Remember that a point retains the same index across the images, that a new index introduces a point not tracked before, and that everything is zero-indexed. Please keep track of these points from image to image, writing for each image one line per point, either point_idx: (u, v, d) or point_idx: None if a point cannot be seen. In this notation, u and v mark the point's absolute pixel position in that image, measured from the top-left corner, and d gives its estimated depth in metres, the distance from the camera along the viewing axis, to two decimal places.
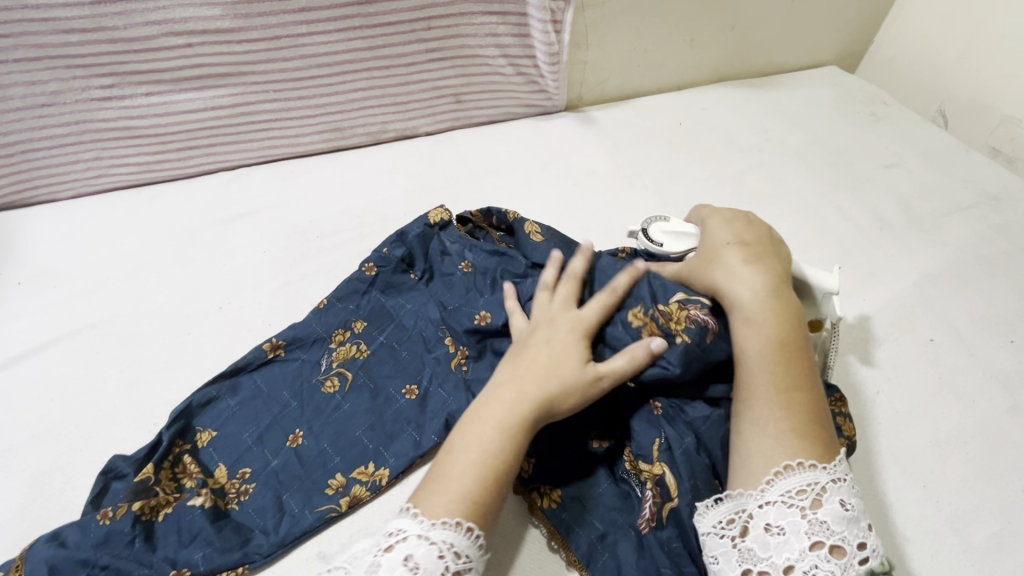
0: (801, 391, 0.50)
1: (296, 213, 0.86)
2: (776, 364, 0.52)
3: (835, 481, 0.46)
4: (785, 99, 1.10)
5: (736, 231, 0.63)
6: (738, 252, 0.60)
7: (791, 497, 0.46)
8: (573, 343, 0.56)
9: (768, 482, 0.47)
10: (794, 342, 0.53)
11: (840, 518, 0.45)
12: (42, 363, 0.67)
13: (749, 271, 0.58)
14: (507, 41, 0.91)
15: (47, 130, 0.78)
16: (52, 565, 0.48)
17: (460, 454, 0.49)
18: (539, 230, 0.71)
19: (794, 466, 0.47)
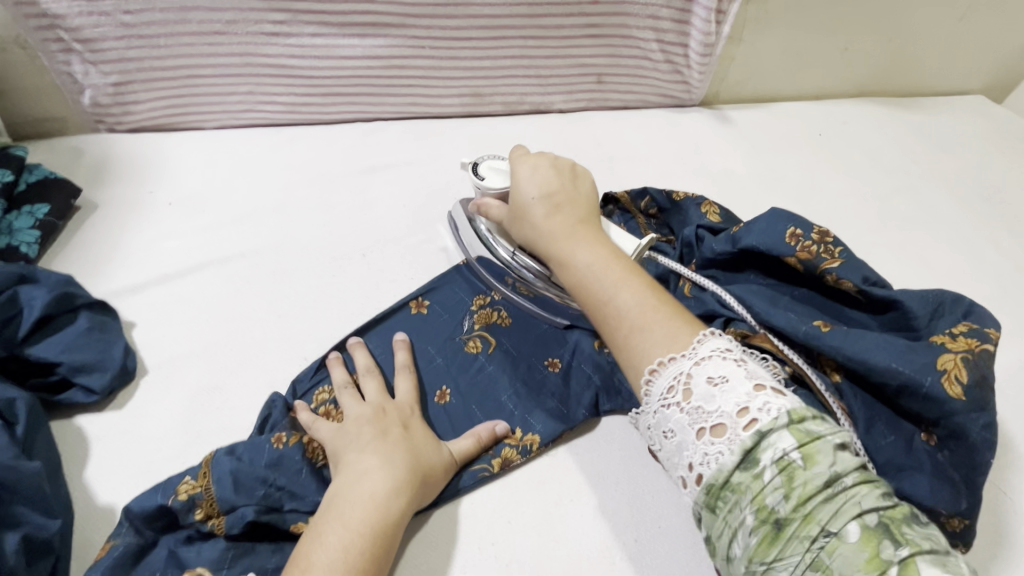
0: (621, 299, 0.50)
1: (432, 172, 0.85)
2: (591, 286, 0.52)
3: (698, 363, 0.45)
4: (931, 124, 1.04)
5: (539, 175, 0.60)
6: (542, 202, 0.58)
7: (664, 397, 0.45)
8: (374, 439, 0.52)
9: (647, 391, 0.46)
10: (603, 262, 0.53)
11: (707, 397, 0.43)
12: (194, 284, 0.68)
13: (552, 222, 0.57)
14: (665, 26, 0.88)
15: (214, 58, 0.80)
16: (234, 477, 0.49)
17: (324, 543, 0.45)
18: (715, 208, 0.69)
19: (659, 366, 0.46)
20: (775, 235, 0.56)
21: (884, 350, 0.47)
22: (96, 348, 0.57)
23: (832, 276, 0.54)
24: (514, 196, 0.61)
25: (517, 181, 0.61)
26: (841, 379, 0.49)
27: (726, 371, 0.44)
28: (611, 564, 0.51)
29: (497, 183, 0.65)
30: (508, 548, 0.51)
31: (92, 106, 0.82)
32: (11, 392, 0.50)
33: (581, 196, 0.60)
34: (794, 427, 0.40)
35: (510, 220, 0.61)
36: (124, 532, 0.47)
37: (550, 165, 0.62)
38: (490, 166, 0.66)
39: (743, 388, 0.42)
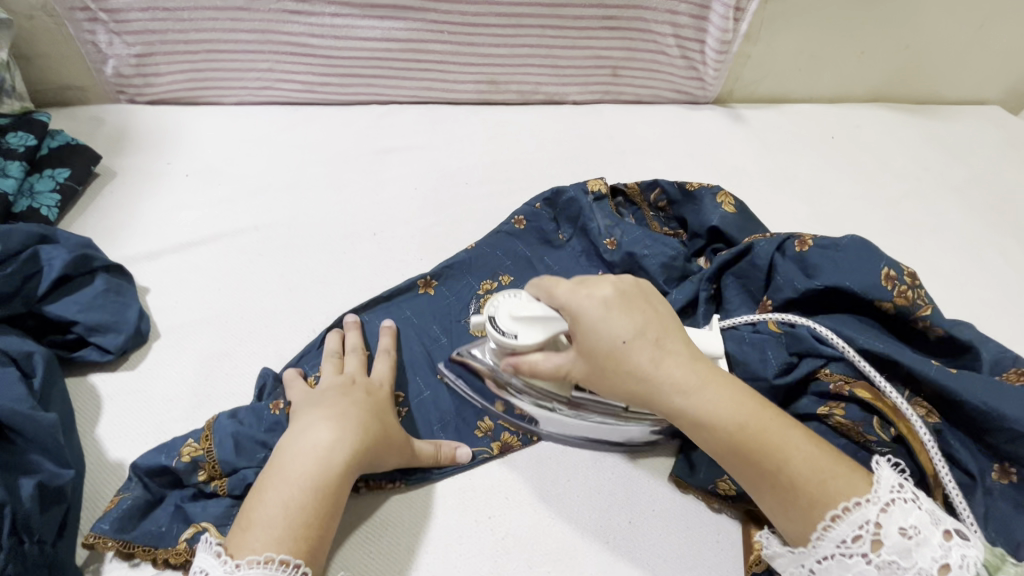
0: (794, 460, 0.44)
1: (445, 156, 0.86)
2: (747, 448, 0.45)
3: (884, 510, 0.41)
4: (946, 132, 1.04)
5: (617, 313, 0.48)
6: (638, 343, 0.47)
7: (846, 546, 0.41)
8: (334, 400, 0.52)
9: (819, 535, 0.42)
10: (748, 414, 0.45)
11: (902, 552, 0.40)
12: (208, 254, 0.70)
13: (662, 367, 0.47)
14: (683, 21, 0.88)
15: (234, 34, 0.81)
16: (235, 441, 0.51)
17: (265, 501, 0.45)
18: (728, 199, 0.70)
19: (842, 513, 0.42)
20: (870, 274, 0.54)
21: (992, 390, 0.48)
22: (112, 310, 0.58)
23: (925, 323, 0.53)
24: (592, 342, 0.48)
25: (591, 314, 0.48)
26: (939, 419, 0.50)
27: (916, 519, 0.40)
28: (604, 543, 0.52)
29: (533, 336, 0.50)
30: (506, 522, 0.53)
31: (115, 76, 0.84)
32: (29, 345, 0.51)
33: (661, 316, 0.50)
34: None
35: (591, 369, 0.49)
36: (133, 487, 0.49)
37: (617, 293, 0.49)
38: (512, 313, 0.51)
39: (937, 540, 0.40)
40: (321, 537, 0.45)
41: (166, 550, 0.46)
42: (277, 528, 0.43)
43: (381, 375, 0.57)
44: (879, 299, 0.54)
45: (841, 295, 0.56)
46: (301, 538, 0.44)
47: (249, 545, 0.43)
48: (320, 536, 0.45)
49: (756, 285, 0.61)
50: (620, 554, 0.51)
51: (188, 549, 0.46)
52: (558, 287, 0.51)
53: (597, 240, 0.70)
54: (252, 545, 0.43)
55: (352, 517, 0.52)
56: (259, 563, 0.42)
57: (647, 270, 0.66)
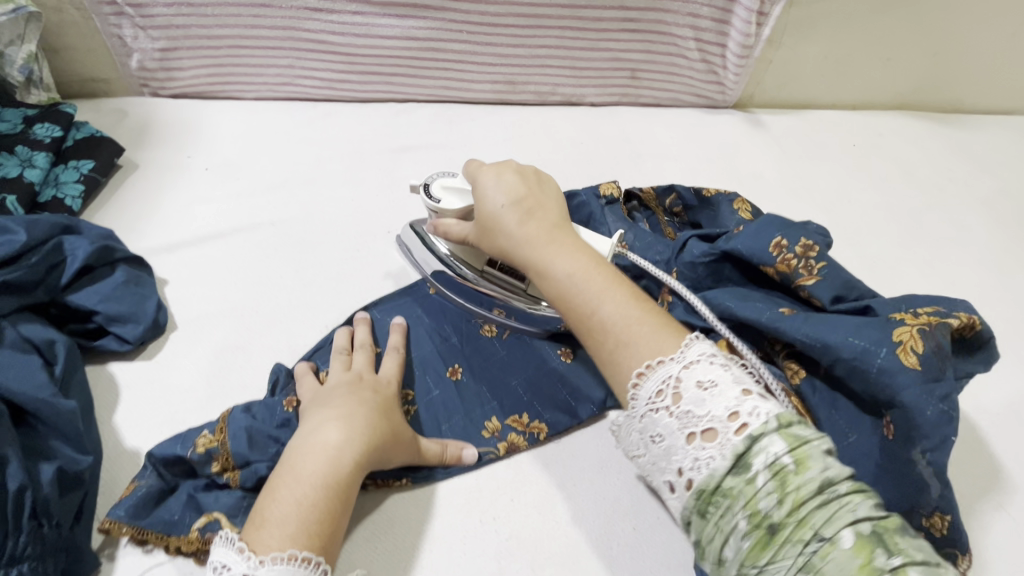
0: (606, 309, 0.46)
1: (460, 155, 0.86)
2: (572, 297, 0.48)
3: (687, 367, 0.42)
4: (972, 142, 1.02)
5: (504, 181, 0.54)
6: (515, 210, 0.52)
7: (652, 401, 0.42)
8: (342, 396, 0.53)
9: (634, 395, 0.43)
10: (585, 270, 0.48)
11: (697, 402, 0.40)
12: (225, 247, 0.71)
13: (528, 226, 0.51)
14: (705, 24, 0.88)
15: (257, 30, 0.82)
16: (248, 434, 0.52)
17: (276, 499, 0.45)
18: (746, 206, 0.68)
19: (648, 369, 0.43)
20: (762, 241, 0.55)
21: (840, 327, 0.46)
22: (131, 300, 0.60)
23: (806, 293, 0.53)
24: (477, 206, 0.54)
25: (482, 186, 0.55)
26: (802, 377, 0.50)
27: (715, 375, 0.41)
28: (609, 548, 0.52)
29: (453, 202, 0.58)
30: (511, 523, 0.53)
31: (139, 70, 0.85)
32: (51, 333, 0.53)
33: (548, 196, 0.55)
34: (782, 432, 0.38)
35: (476, 233, 0.55)
36: (148, 475, 0.50)
37: (513, 169, 0.56)
38: (444, 184, 0.60)
39: (733, 393, 0.40)
40: (334, 534, 0.46)
41: (178, 538, 0.47)
42: (293, 525, 0.43)
43: (386, 374, 0.58)
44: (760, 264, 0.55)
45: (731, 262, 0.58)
46: (317, 535, 0.44)
47: (267, 543, 0.43)
48: (334, 533, 0.45)
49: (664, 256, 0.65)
50: (625, 560, 0.51)
51: (200, 538, 0.47)
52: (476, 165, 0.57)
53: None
54: (269, 542, 0.43)
55: (363, 514, 0.52)
56: (283, 560, 0.42)
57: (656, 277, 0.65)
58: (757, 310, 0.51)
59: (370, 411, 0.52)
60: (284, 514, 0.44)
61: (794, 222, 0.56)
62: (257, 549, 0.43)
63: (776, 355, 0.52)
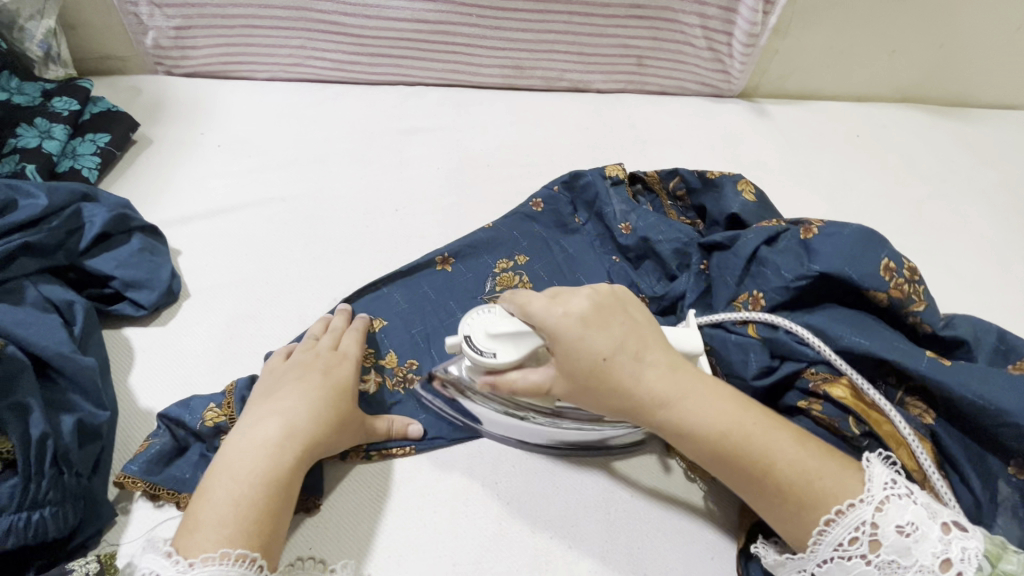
0: (779, 461, 0.44)
1: (468, 138, 0.88)
2: (725, 452, 0.44)
3: (879, 510, 0.41)
4: (975, 135, 1.02)
5: (592, 322, 0.46)
6: (622, 357, 0.46)
7: (844, 547, 0.41)
8: (292, 382, 0.52)
9: (817, 538, 0.42)
10: (735, 420, 0.45)
11: (902, 550, 0.40)
12: (237, 221, 0.72)
13: (645, 374, 0.46)
14: (712, 12, 0.88)
15: (270, 10, 0.83)
16: None
17: (208, 500, 0.43)
18: (750, 187, 0.70)
19: (837, 516, 0.42)
20: (871, 265, 0.53)
21: (990, 382, 0.48)
22: (147, 268, 0.61)
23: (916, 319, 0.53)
24: (569, 357, 0.46)
25: (563, 328, 0.46)
26: (934, 420, 0.50)
27: (912, 516, 0.41)
28: (606, 514, 0.53)
29: (511, 354, 0.49)
30: (511, 488, 0.54)
31: (154, 48, 0.87)
32: (71, 295, 0.55)
33: (637, 323, 0.48)
34: (995, 572, 0.39)
35: (572, 385, 0.47)
36: (161, 434, 0.51)
37: (589, 303, 0.48)
38: (489, 331, 0.50)
39: (938, 535, 0.40)
40: (276, 530, 0.44)
41: (191, 494, 0.48)
42: (228, 526, 0.42)
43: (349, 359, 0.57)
44: (869, 290, 0.53)
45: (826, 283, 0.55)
46: (255, 533, 0.43)
47: (200, 544, 0.41)
48: (275, 531, 0.44)
49: (734, 273, 0.60)
50: (622, 525, 0.53)
51: None
52: (532, 301, 0.48)
53: (612, 224, 0.71)
54: (202, 544, 0.41)
55: (369, 479, 0.54)
56: (217, 560, 0.40)
57: (660, 253, 0.67)
58: (898, 352, 0.50)
59: (314, 399, 0.51)
60: (211, 518, 0.43)
61: (883, 239, 0.56)
62: (189, 555, 0.41)
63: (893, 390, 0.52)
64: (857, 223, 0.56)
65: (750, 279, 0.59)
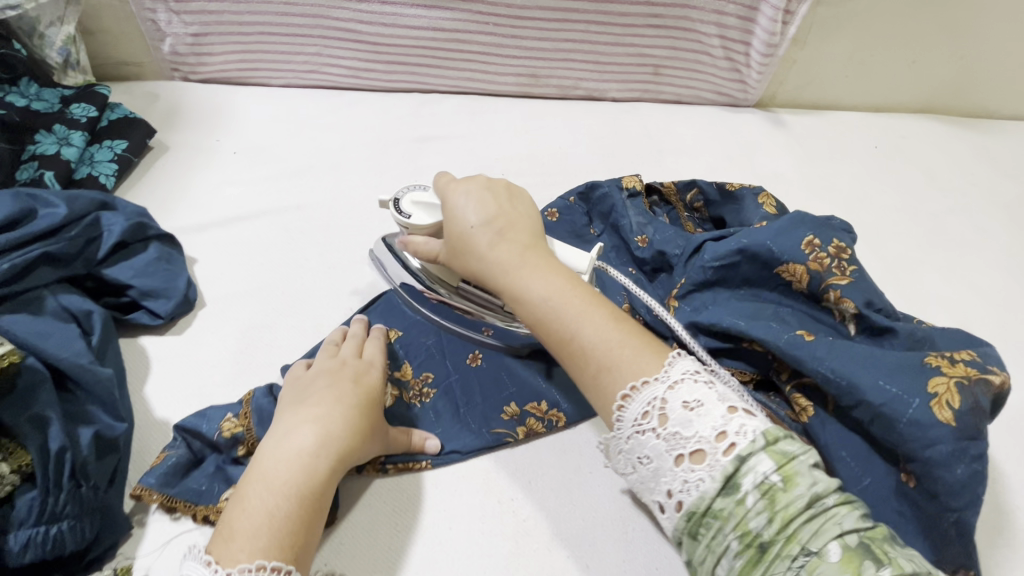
0: (584, 333, 0.47)
1: (482, 146, 0.87)
2: (550, 322, 0.48)
3: (672, 387, 0.43)
4: (996, 147, 1.01)
5: (475, 199, 0.53)
6: (487, 230, 0.52)
7: (638, 423, 0.42)
8: (325, 388, 0.52)
9: (619, 418, 0.44)
10: (561, 293, 0.48)
11: (684, 422, 0.41)
12: (253, 229, 0.72)
13: (501, 244, 0.51)
14: (730, 21, 0.87)
15: (287, 18, 0.84)
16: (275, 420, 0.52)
17: (245, 510, 0.44)
18: (771, 200, 0.69)
19: (632, 392, 0.43)
20: (787, 239, 0.54)
21: (856, 368, 0.45)
22: (163, 277, 0.61)
23: (834, 293, 0.52)
24: (451, 226, 0.54)
25: (448, 206, 0.54)
26: (810, 417, 0.49)
27: (701, 394, 0.42)
28: (624, 533, 0.52)
29: (425, 219, 0.57)
30: (528, 505, 0.54)
31: (171, 54, 0.87)
32: (88, 305, 0.55)
33: (519, 214, 0.54)
34: (770, 449, 0.39)
35: (448, 251, 0.55)
36: (177, 446, 0.51)
37: (482, 185, 0.55)
38: (414, 200, 0.58)
39: (719, 411, 0.41)
40: (308, 541, 0.45)
41: (207, 506, 0.48)
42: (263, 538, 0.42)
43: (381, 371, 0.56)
44: (779, 268, 0.54)
45: (744, 263, 0.55)
46: (288, 544, 0.43)
47: (235, 556, 0.41)
48: (307, 544, 0.44)
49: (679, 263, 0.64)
50: (640, 546, 0.52)
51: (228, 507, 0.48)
52: (445, 184, 0.56)
53: (628, 237, 0.70)
54: (237, 555, 0.41)
55: (385, 494, 0.53)
56: (252, 571, 0.40)
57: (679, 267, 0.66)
58: (766, 330, 0.50)
59: (344, 409, 0.51)
60: (244, 529, 0.43)
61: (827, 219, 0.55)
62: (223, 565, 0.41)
63: (783, 384, 0.52)
64: (796, 209, 0.56)
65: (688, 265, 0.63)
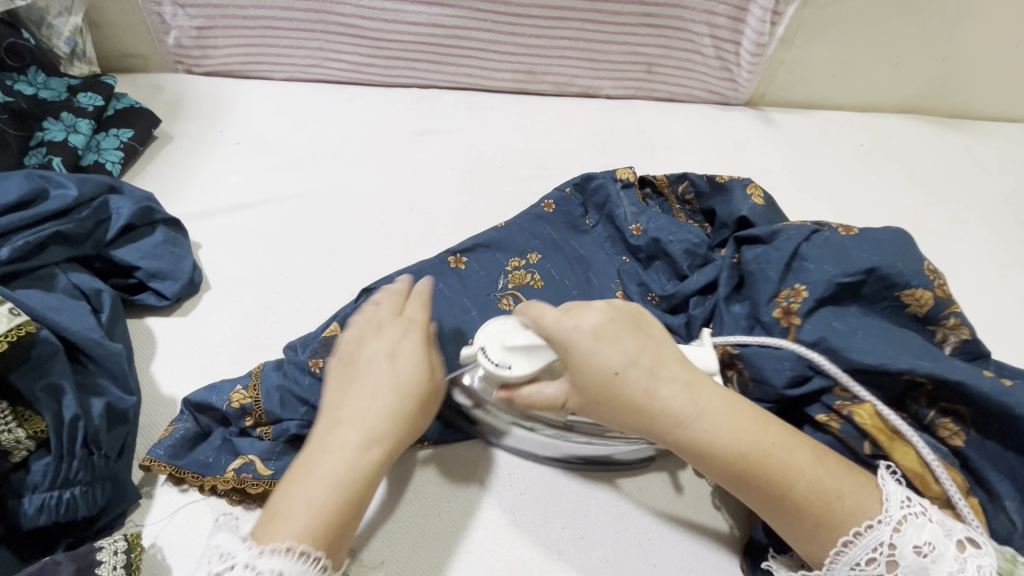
0: (798, 481, 0.44)
1: (481, 140, 0.89)
2: (756, 479, 0.45)
3: (897, 530, 0.43)
4: (976, 146, 1.04)
5: (605, 337, 0.46)
6: (638, 373, 0.45)
7: (861, 566, 0.43)
8: (377, 357, 0.49)
9: (834, 557, 0.44)
10: (755, 437, 0.45)
11: (918, 569, 0.42)
12: (257, 216, 0.74)
13: (666, 392, 0.45)
14: (721, 22, 0.90)
15: (290, 12, 0.86)
16: (280, 394, 0.52)
17: (290, 496, 0.43)
18: (760, 191, 0.71)
19: (855, 537, 0.43)
20: (917, 265, 0.55)
21: None
22: (169, 260, 0.63)
23: (955, 318, 0.55)
24: (583, 372, 0.46)
25: (569, 341, 0.46)
26: (964, 443, 0.50)
27: (929, 535, 0.42)
28: (616, 505, 0.55)
29: (526, 366, 0.48)
30: (523, 478, 0.56)
31: (175, 47, 0.89)
32: (98, 284, 0.57)
33: (654, 339, 0.48)
34: None
35: (584, 397, 0.47)
36: (185, 419, 0.52)
37: (603, 315, 0.47)
38: (505, 344, 0.48)
39: (952, 553, 0.42)
40: (343, 533, 0.43)
41: (214, 477, 0.49)
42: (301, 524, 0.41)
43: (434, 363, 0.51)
44: (905, 291, 0.55)
45: (871, 281, 0.55)
46: (326, 539, 0.42)
47: (269, 535, 0.41)
48: (341, 535, 0.43)
49: (776, 269, 0.58)
50: (629, 517, 0.55)
51: (235, 478, 0.49)
52: (548, 313, 0.47)
53: (623, 225, 0.72)
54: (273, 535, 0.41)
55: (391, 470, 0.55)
56: (280, 553, 0.40)
57: (670, 254, 0.68)
58: (963, 373, 0.49)
59: (396, 380, 0.48)
60: (284, 515, 0.42)
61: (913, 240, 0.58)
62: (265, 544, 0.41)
63: (923, 409, 0.52)
64: (894, 226, 0.57)
65: (792, 275, 0.58)
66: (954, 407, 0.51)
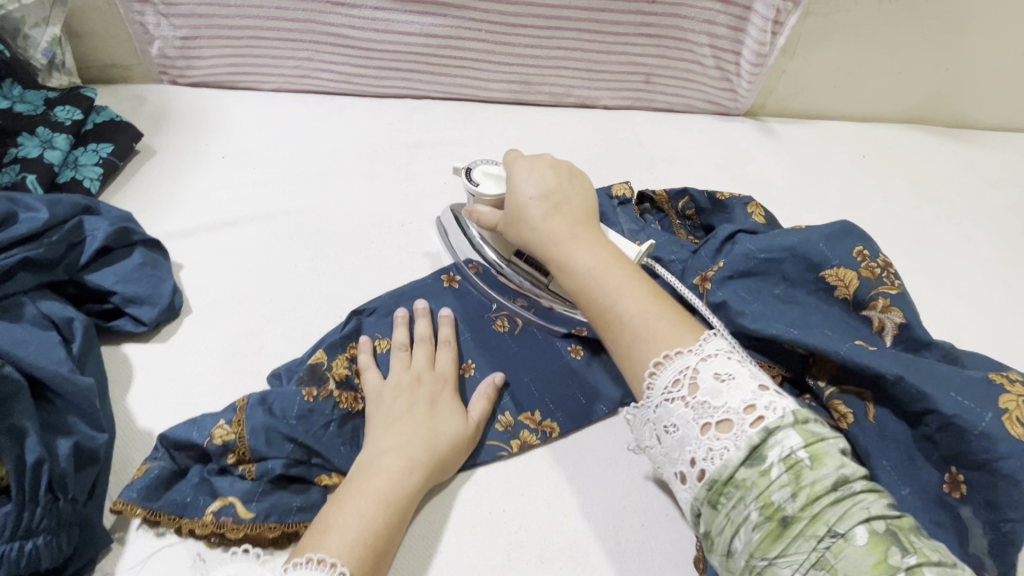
0: (628, 302, 0.47)
1: (475, 153, 0.87)
2: (593, 292, 0.49)
3: (704, 360, 0.42)
4: (980, 158, 1.02)
5: (535, 174, 0.57)
6: (542, 202, 0.55)
7: (668, 391, 0.42)
8: (417, 397, 0.55)
9: (649, 385, 0.44)
10: (609, 266, 0.50)
11: (714, 393, 0.40)
12: (242, 235, 0.71)
13: (552, 216, 0.54)
14: (721, 32, 0.88)
15: (278, 22, 0.83)
16: (267, 432, 0.50)
17: (339, 512, 0.46)
18: (760, 209, 0.69)
19: (665, 360, 0.43)
20: (845, 249, 0.56)
21: (932, 378, 0.46)
22: (147, 283, 0.60)
23: (885, 299, 0.54)
24: (510, 196, 0.57)
25: (511, 180, 0.58)
26: (851, 426, 0.49)
27: (733, 368, 0.41)
28: (617, 544, 0.51)
29: (492, 189, 0.60)
30: (520, 515, 0.53)
31: (160, 57, 0.86)
32: (69, 312, 0.54)
33: (580, 195, 0.57)
34: (800, 425, 0.38)
35: (505, 221, 0.58)
36: (160, 457, 0.50)
37: (547, 163, 0.59)
38: (484, 170, 0.62)
39: (750, 386, 0.40)
40: (384, 552, 0.45)
41: (191, 520, 0.47)
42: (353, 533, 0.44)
43: (470, 411, 0.56)
44: (826, 271, 0.55)
45: (792, 261, 0.56)
46: (364, 559, 0.43)
47: (320, 543, 0.43)
48: (384, 551, 0.45)
49: (708, 248, 0.62)
50: (631, 558, 0.51)
51: (215, 521, 0.47)
52: (515, 157, 0.60)
53: None
54: (328, 544, 0.43)
55: None
56: (312, 562, 0.41)
57: None
58: (827, 340, 0.50)
59: (434, 416, 0.53)
60: (333, 526, 0.45)
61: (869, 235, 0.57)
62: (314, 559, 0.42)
63: (822, 389, 0.51)
64: (842, 220, 0.58)
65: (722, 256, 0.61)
66: (854, 387, 0.49)
